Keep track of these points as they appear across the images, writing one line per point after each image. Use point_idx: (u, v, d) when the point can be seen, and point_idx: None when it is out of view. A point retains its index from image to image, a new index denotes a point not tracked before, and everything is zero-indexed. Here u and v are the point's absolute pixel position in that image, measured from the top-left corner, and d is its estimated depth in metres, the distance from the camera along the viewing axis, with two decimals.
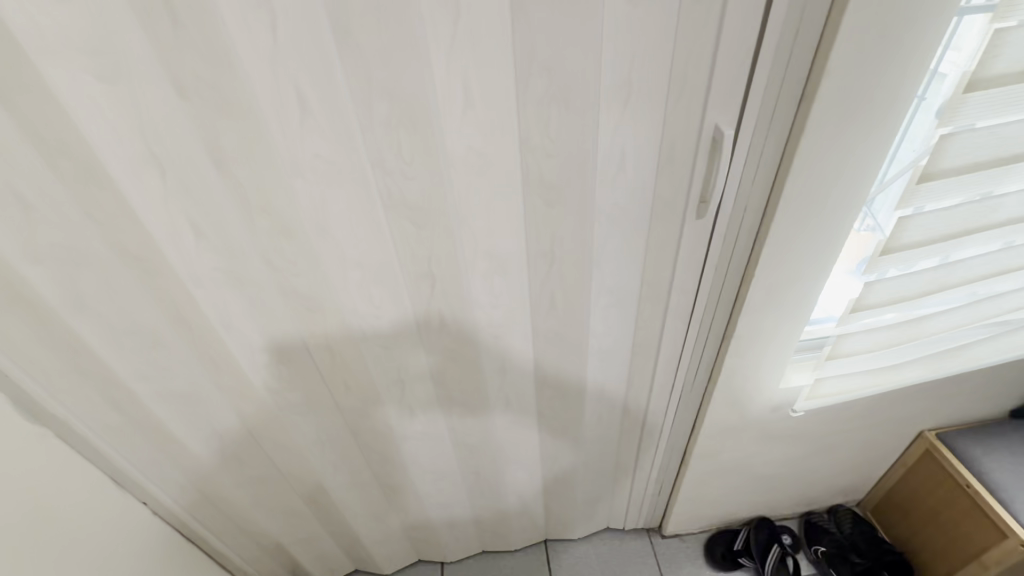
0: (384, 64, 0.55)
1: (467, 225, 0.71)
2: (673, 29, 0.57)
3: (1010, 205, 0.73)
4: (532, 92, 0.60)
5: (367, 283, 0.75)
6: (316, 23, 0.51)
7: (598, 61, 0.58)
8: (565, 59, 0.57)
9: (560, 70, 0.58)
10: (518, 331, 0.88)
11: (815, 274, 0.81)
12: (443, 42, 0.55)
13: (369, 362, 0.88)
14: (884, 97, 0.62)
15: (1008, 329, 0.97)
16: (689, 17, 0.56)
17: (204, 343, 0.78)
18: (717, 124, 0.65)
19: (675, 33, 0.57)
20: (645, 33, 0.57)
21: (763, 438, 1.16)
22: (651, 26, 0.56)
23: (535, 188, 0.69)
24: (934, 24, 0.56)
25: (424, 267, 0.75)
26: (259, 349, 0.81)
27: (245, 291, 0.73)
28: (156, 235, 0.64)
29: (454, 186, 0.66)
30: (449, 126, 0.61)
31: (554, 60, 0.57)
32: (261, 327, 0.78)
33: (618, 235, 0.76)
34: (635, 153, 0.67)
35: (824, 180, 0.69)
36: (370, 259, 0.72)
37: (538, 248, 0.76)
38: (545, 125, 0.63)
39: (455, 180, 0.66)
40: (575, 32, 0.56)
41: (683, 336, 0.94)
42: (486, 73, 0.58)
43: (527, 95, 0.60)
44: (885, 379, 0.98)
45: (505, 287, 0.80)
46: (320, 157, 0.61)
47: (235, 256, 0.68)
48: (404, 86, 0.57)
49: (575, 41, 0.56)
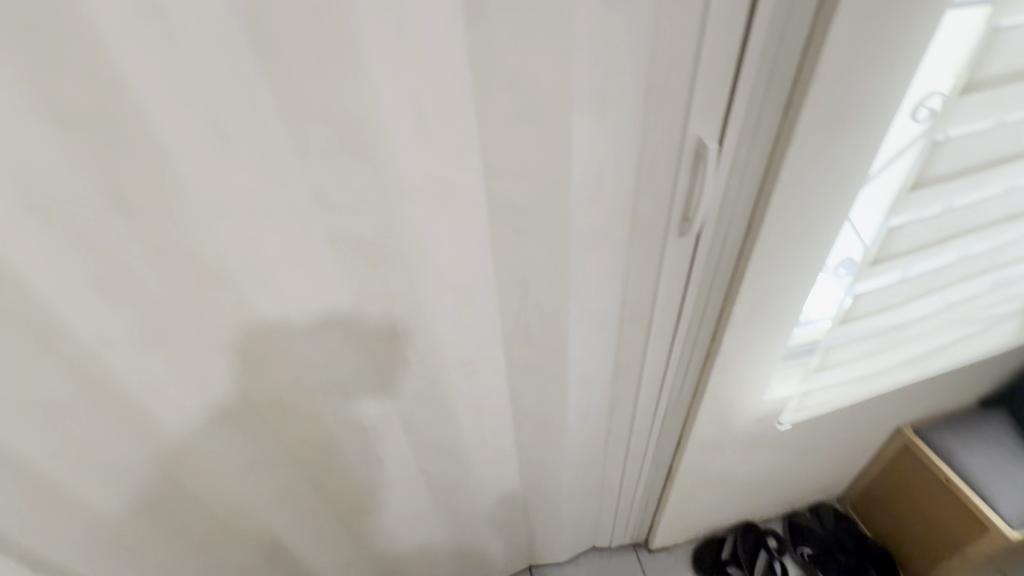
0: (319, 82, 0.46)
1: (429, 260, 0.63)
2: (654, 33, 0.50)
3: (993, 209, 0.71)
4: (495, 109, 0.52)
5: (317, 329, 0.66)
6: (229, 37, 0.42)
7: (572, 73, 0.51)
8: (531, 71, 0.50)
9: (525, 84, 0.51)
10: (491, 365, 0.80)
11: (801, 287, 0.77)
12: (388, 55, 0.46)
13: (326, 411, 0.79)
14: (876, 104, 0.57)
15: (985, 326, 0.97)
16: (672, 19, 0.50)
17: (128, 417, 0.66)
18: (700, 136, 0.59)
19: (656, 37, 0.51)
20: (623, 39, 0.50)
21: (748, 449, 1.13)
22: (630, 31, 0.50)
23: (504, 214, 0.61)
24: (929, 27, 0.52)
25: (382, 306, 0.66)
26: (194, 412, 0.70)
27: (170, 350, 0.62)
28: (51, 301, 0.52)
29: (413, 218, 0.58)
30: (403, 151, 0.52)
31: (519, 73, 0.50)
32: (193, 390, 0.67)
33: (596, 258, 0.70)
34: (612, 171, 0.61)
35: (811, 193, 0.64)
36: (317, 303, 0.63)
37: (510, 277, 0.68)
38: (512, 146, 0.55)
39: (414, 210, 0.58)
40: (542, 41, 0.48)
41: (667, 356, 0.88)
42: (441, 90, 0.49)
43: (489, 112, 0.52)
44: (869, 385, 0.96)
45: (474, 321, 0.73)
46: (248, 195, 0.51)
47: (152, 312, 0.58)
48: (344, 108, 0.48)
49: (542, 51, 0.49)
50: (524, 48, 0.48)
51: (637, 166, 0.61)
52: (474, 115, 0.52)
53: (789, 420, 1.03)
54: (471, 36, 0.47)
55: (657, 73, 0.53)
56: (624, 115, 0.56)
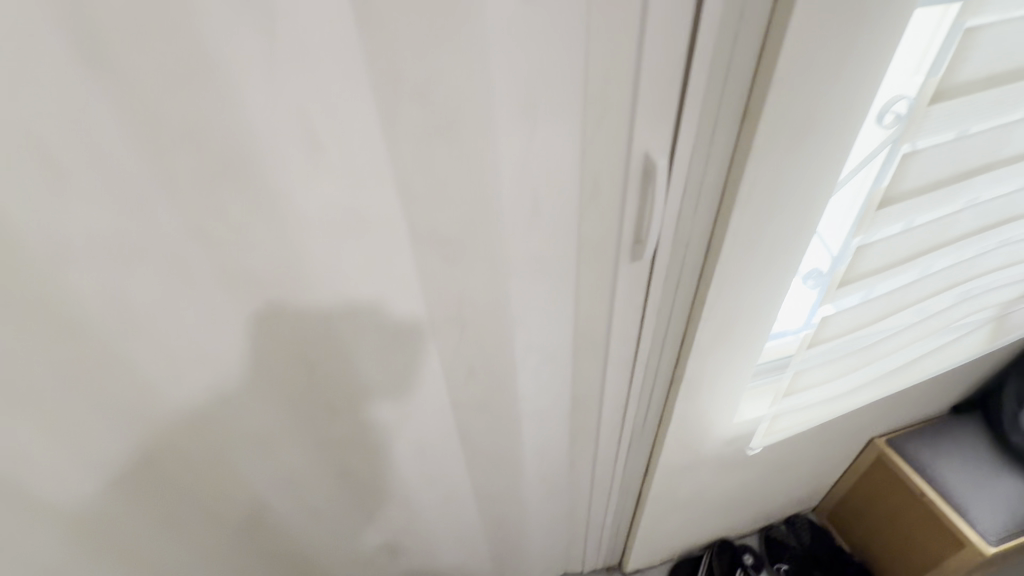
0: (172, 97, 0.37)
1: (346, 298, 0.54)
2: (589, 33, 0.43)
3: (964, 222, 0.66)
4: (404, 126, 0.44)
5: (218, 382, 0.56)
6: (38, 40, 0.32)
7: (493, 80, 0.43)
8: (442, 81, 0.42)
9: (437, 96, 0.43)
10: (433, 404, 0.72)
11: (766, 309, 0.71)
12: (258, 64, 0.37)
13: (248, 476, 0.67)
14: (841, 113, 0.51)
15: (955, 338, 0.93)
16: (609, 17, 0.42)
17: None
18: (647, 151, 0.52)
19: (591, 37, 0.43)
20: (551, 41, 0.43)
21: (719, 471, 1.07)
22: (560, 31, 0.42)
23: (430, 244, 0.53)
24: (896, 27, 0.46)
25: (296, 349, 0.58)
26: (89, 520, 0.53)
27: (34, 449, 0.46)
28: None
29: (319, 253, 0.49)
30: (295, 177, 0.44)
31: (427, 83, 0.42)
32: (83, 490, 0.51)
33: (541, 286, 0.63)
34: (551, 192, 0.53)
35: (773, 211, 0.58)
36: (215, 352, 0.54)
37: (444, 311, 0.61)
38: (429, 168, 0.47)
39: (319, 245, 0.49)
40: (451, 45, 0.40)
41: (628, 383, 0.82)
42: (332, 104, 0.41)
43: (397, 130, 0.44)
44: (840, 404, 0.91)
45: (408, 360, 0.64)
46: (100, 236, 0.41)
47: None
48: (210, 129, 0.39)
49: (453, 57, 0.41)
50: (433, 53, 0.40)
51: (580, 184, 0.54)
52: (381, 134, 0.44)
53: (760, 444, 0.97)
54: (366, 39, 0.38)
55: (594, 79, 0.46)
56: (560, 129, 0.49)
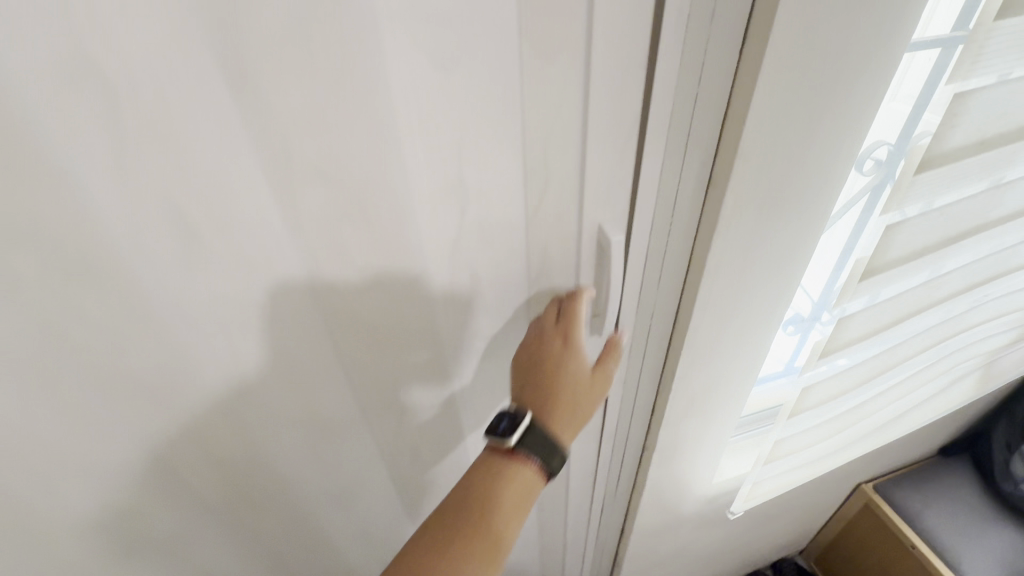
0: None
1: (257, 393, 0.47)
2: (521, 105, 0.37)
3: (953, 282, 0.61)
4: (306, 211, 0.37)
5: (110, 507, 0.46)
6: None
7: (411, 160, 0.37)
8: (345, 160, 0.35)
9: (341, 176, 0.36)
10: (378, 486, 0.65)
11: (740, 377, 0.65)
12: (104, 149, 0.30)
13: None
14: (815, 182, 0.45)
15: (944, 389, 0.88)
16: (543, 87, 0.36)
17: None
18: (600, 222, 0.46)
19: (524, 108, 0.37)
20: (476, 116, 0.36)
21: (700, 529, 1.00)
22: (485, 105, 0.36)
23: (355, 330, 0.47)
24: (874, 91, 0.40)
25: (201, 458, 0.49)
26: None
27: None
28: None
29: (216, 353, 0.42)
30: (172, 270, 0.36)
31: (328, 163, 0.35)
32: None
33: (489, 359, 0.57)
34: (492, 268, 0.47)
35: (745, 281, 0.52)
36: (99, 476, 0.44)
37: (379, 394, 0.54)
38: (342, 251, 0.40)
39: (215, 345, 0.42)
40: (353, 121, 0.33)
41: (597, 451, 0.75)
42: (210, 190, 0.33)
43: (297, 214, 0.37)
44: (825, 463, 0.86)
45: (342, 448, 0.57)
46: None
47: None
48: (50, 226, 0.31)
49: (357, 134, 0.34)
50: (331, 134, 0.33)
51: (525, 260, 0.48)
52: (277, 223, 0.37)
53: (741, 508, 0.91)
54: (243, 120, 0.32)
55: (532, 153, 0.40)
56: (496, 207, 0.42)
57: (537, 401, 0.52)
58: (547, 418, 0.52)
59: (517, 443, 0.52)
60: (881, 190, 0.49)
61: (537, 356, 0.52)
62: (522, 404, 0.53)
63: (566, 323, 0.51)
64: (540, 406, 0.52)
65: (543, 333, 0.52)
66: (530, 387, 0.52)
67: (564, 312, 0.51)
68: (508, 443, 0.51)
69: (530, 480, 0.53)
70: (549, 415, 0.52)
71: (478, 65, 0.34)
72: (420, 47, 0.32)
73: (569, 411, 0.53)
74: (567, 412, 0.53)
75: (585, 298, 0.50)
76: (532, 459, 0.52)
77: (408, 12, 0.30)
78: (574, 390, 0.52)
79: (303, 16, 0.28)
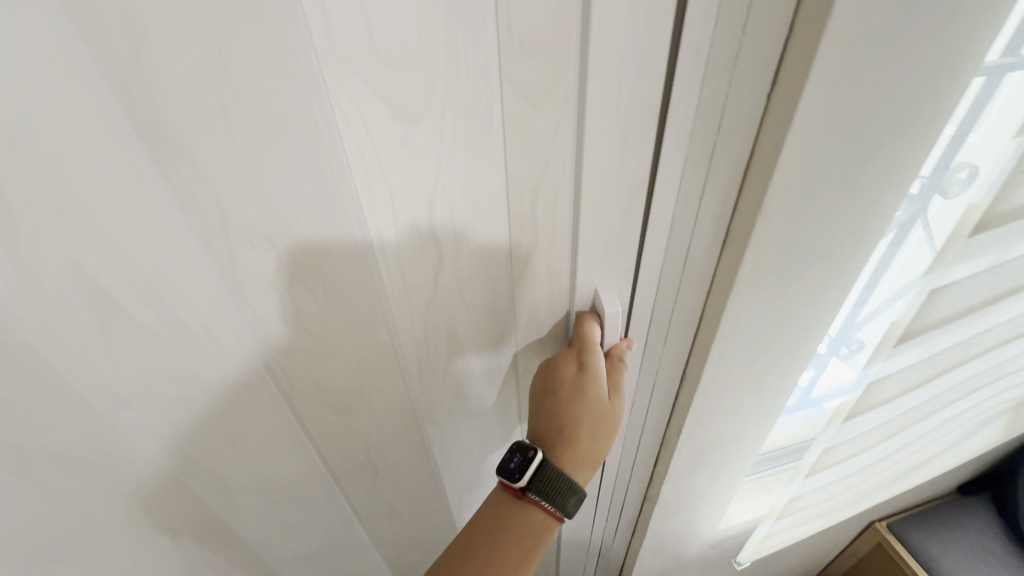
0: None
1: (207, 465, 0.41)
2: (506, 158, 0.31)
3: (990, 336, 0.57)
4: (242, 273, 0.31)
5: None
6: None
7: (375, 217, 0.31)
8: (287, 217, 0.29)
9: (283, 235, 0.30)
10: (356, 539, 0.60)
11: (756, 434, 0.59)
12: None
13: None
14: (852, 240, 0.39)
15: (972, 435, 0.83)
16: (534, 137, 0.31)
17: None
18: (599, 276, 0.40)
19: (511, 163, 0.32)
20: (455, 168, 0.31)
21: (704, 571, 0.94)
22: (464, 160, 0.30)
23: (318, 398, 0.41)
24: (929, 141, 0.34)
25: (147, 533, 0.43)
26: None
27: None
28: None
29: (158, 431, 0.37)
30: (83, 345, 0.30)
31: (265, 221, 0.29)
32: None
33: (476, 411, 0.52)
34: (477, 323, 0.42)
35: (766, 342, 0.46)
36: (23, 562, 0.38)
37: (353, 455, 0.48)
38: (292, 313, 0.35)
39: (153, 422, 0.36)
40: (294, 174, 0.27)
41: (595, 500, 0.69)
42: (128, 258, 0.28)
43: (232, 276, 0.31)
44: (841, 514, 0.80)
45: (313, 507, 0.52)
46: None
47: None
48: None
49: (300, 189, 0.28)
50: (276, 194, 0.28)
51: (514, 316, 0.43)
52: (218, 292, 0.32)
53: (748, 556, 0.85)
54: (164, 184, 0.26)
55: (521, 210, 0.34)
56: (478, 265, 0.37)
57: (553, 431, 0.44)
58: (562, 453, 0.44)
59: (527, 485, 0.44)
60: (914, 226, 0.42)
61: (550, 383, 0.44)
62: (537, 437, 0.45)
63: (579, 345, 0.43)
64: (555, 432, 0.44)
65: (555, 357, 0.45)
66: (543, 415, 0.45)
67: (576, 337, 0.43)
68: (518, 484, 0.43)
69: (543, 522, 0.45)
70: (565, 453, 0.44)
71: (455, 112, 0.28)
72: (381, 94, 0.26)
73: (592, 431, 0.45)
74: (585, 448, 0.45)
75: (601, 316, 0.42)
76: (542, 503, 0.44)
77: (364, 53, 0.24)
78: (596, 417, 0.44)
79: (233, 63, 0.23)
